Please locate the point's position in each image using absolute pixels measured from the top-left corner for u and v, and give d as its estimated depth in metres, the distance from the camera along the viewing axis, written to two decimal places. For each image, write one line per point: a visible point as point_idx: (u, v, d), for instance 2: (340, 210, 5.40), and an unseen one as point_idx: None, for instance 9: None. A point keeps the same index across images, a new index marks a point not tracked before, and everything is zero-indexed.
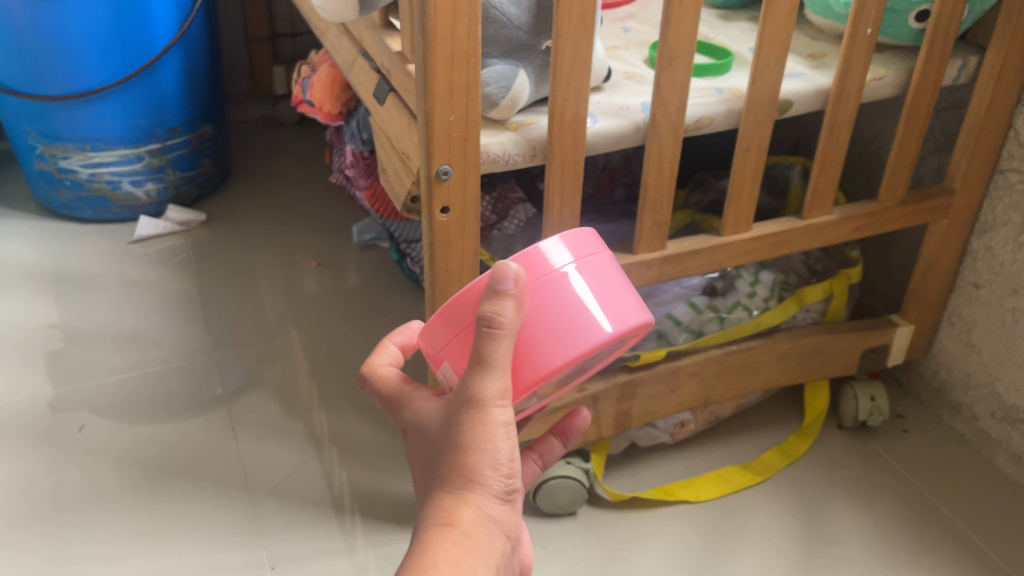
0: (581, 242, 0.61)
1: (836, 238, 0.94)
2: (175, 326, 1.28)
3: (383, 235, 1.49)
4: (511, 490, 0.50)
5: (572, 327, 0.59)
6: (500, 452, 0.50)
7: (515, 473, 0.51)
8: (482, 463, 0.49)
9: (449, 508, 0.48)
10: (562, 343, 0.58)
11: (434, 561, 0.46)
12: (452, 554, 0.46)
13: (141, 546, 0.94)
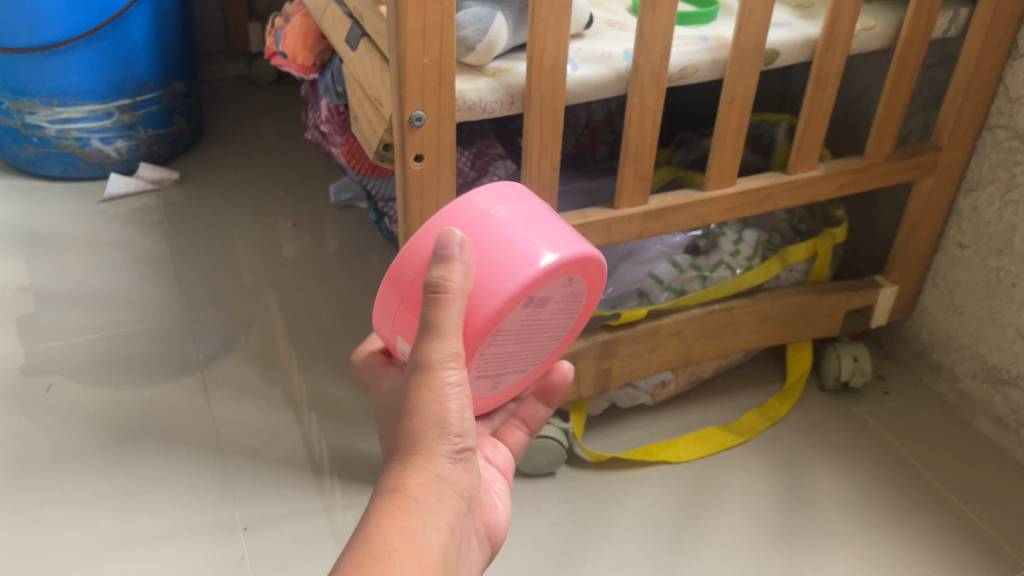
0: (499, 192, 0.59)
1: (821, 195, 0.92)
2: (146, 286, 1.25)
3: (360, 195, 1.46)
4: (465, 451, 0.49)
5: (508, 271, 0.55)
6: (453, 413, 0.49)
7: (466, 430, 0.49)
8: (430, 426, 0.48)
9: (399, 475, 0.48)
10: (493, 278, 0.55)
11: (379, 528, 0.45)
12: (400, 519, 0.46)
13: (109, 507, 0.91)
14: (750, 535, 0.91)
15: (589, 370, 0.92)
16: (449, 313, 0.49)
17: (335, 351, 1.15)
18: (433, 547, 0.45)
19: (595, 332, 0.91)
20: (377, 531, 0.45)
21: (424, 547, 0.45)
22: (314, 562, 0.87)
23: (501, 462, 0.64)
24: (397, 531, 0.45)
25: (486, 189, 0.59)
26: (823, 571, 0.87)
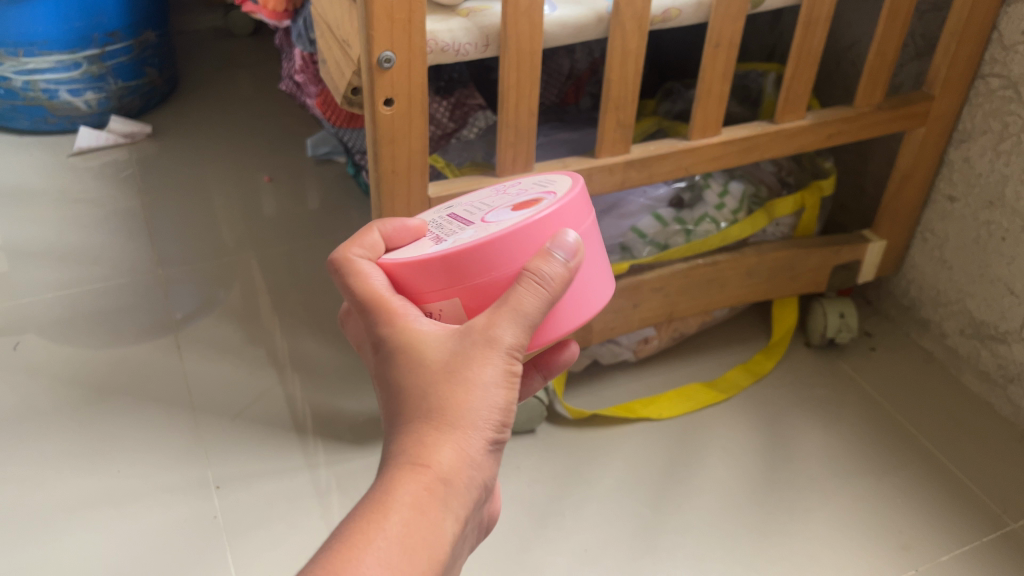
0: (573, 215, 0.54)
1: (809, 145, 0.89)
2: (117, 242, 1.22)
3: (338, 149, 1.43)
4: (500, 439, 0.47)
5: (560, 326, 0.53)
6: (497, 400, 0.46)
7: (507, 421, 0.47)
8: (474, 405, 0.46)
9: (428, 446, 0.45)
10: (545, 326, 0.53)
11: (396, 508, 0.43)
12: (419, 499, 0.43)
13: (78, 466, 0.89)
14: (733, 493, 0.89)
15: None
16: (523, 300, 0.47)
17: (312, 308, 1.13)
18: (447, 537, 0.44)
19: None
20: (393, 514, 0.42)
21: (440, 538, 0.43)
22: (288, 521, 0.85)
23: None
24: (415, 514, 0.43)
25: (565, 209, 0.53)
26: (806, 528, 0.86)
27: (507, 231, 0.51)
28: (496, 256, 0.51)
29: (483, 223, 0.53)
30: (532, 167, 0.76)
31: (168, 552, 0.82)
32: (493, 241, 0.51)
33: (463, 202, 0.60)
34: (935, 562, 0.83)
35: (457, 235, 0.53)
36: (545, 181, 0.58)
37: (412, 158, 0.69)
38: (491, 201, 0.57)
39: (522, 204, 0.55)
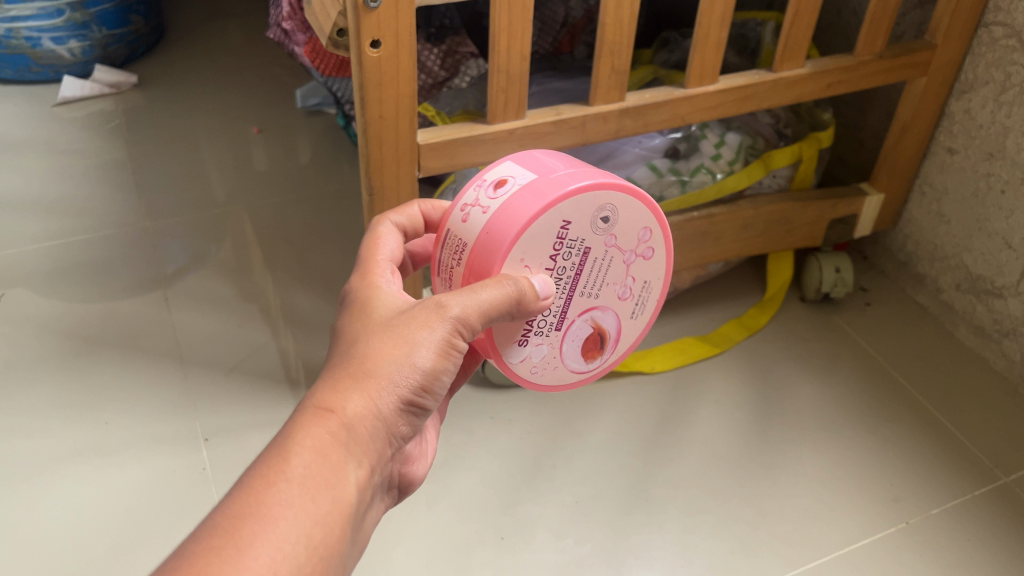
0: None
1: (808, 94, 0.87)
2: (103, 193, 1.20)
3: (328, 100, 1.41)
4: (423, 399, 0.47)
5: None
6: (427, 362, 0.45)
7: (433, 385, 0.46)
8: (399, 360, 0.45)
9: (342, 395, 0.44)
10: None
11: (297, 443, 0.42)
12: (321, 440, 0.42)
13: (66, 416, 0.89)
14: (725, 446, 0.89)
15: None
16: (493, 295, 0.48)
17: (303, 261, 1.11)
18: (354, 484, 0.43)
19: None
20: (296, 449, 0.41)
21: (346, 483, 0.42)
22: None
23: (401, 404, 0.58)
24: (317, 454, 0.42)
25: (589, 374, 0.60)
26: (797, 481, 0.86)
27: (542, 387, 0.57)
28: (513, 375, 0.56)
29: (558, 334, 0.55)
30: (524, 114, 0.74)
31: (157, 502, 0.82)
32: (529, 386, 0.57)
33: (604, 252, 0.54)
34: (925, 515, 0.83)
35: (535, 343, 0.54)
36: (640, 311, 0.58)
37: (401, 103, 0.67)
38: (606, 288, 0.55)
39: (591, 338, 0.57)
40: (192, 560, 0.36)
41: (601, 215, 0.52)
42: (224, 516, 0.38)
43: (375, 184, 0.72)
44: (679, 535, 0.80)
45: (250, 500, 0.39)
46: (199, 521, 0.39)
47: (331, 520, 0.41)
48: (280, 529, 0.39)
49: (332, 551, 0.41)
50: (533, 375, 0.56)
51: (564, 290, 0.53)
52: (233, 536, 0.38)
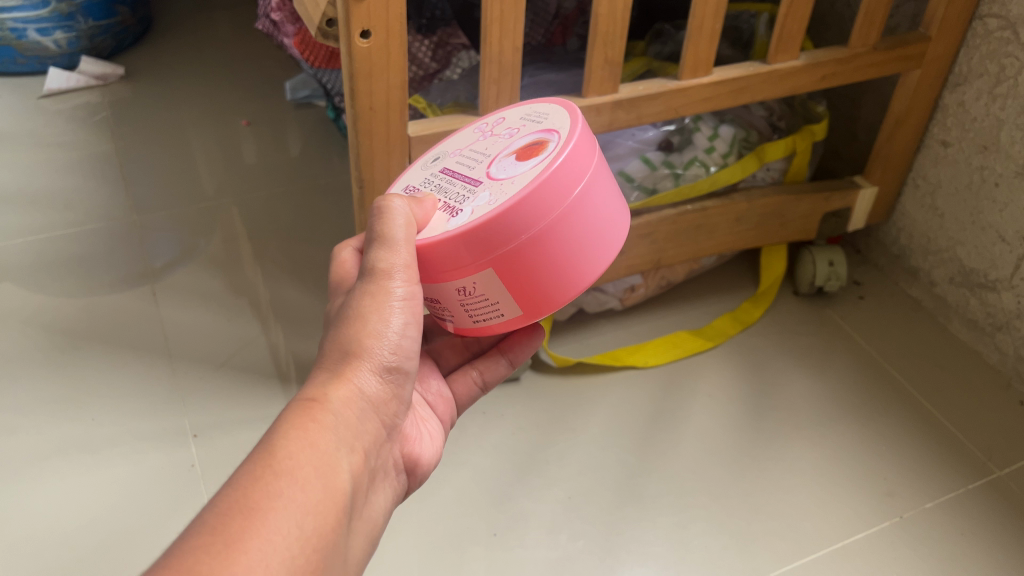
0: (584, 155, 0.53)
1: (802, 86, 0.86)
2: (89, 186, 1.19)
3: (318, 93, 1.39)
4: (396, 370, 0.49)
5: (591, 263, 0.54)
6: (391, 327, 0.49)
7: (402, 351, 0.49)
8: (365, 335, 0.48)
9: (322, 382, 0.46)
10: (583, 265, 0.54)
11: (285, 438, 0.42)
12: (309, 426, 0.43)
13: (52, 412, 0.88)
14: (718, 441, 0.89)
15: None
16: (398, 227, 0.50)
17: (293, 255, 1.10)
18: (344, 463, 0.44)
19: None
20: (284, 442, 0.42)
21: (337, 464, 0.43)
22: None
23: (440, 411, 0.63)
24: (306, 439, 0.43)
25: (575, 152, 0.52)
26: (791, 476, 0.85)
27: (524, 195, 0.50)
28: (508, 232, 0.50)
29: (490, 186, 0.53)
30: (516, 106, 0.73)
31: (145, 500, 0.81)
32: (511, 205, 0.50)
33: (457, 155, 0.58)
34: (919, 509, 0.82)
35: (473, 201, 0.52)
36: (539, 115, 0.57)
37: (392, 94, 0.66)
38: (489, 149, 0.57)
39: (526, 151, 0.54)
40: (186, 558, 0.35)
41: (435, 157, 0.60)
42: (214, 514, 0.38)
43: (366, 176, 0.71)
44: (672, 530, 0.80)
45: (245, 494, 0.38)
46: (186, 528, 0.37)
47: (325, 505, 0.41)
48: (276, 521, 0.38)
49: (333, 535, 0.41)
50: (495, 202, 0.51)
51: (456, 181, 0.55)
52: (226, 531, 0.36)
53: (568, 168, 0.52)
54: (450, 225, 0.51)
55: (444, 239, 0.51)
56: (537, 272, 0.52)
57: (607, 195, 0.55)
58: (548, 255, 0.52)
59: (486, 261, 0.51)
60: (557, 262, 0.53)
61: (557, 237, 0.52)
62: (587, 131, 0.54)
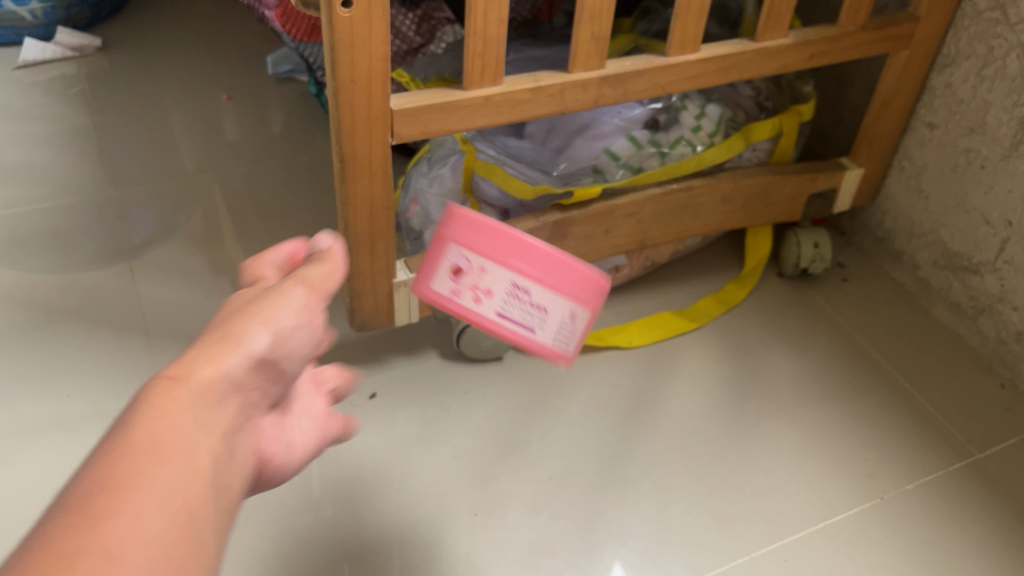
0: (557, 254, 0.62)
1: (790, 65, 0.85)
2: (65, 159, 1.17)
3: (300, 67, 1.37)
4: (275, 362, 0.45)
5: (573, 291, 0.64)
6: (276, 321, 0.45)
7: (285, 340, 0.45)
8: (249, 325, 0.44)
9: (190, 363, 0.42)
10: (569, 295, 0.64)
11: (143, 425, 0.38)
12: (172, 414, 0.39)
13: (26, 389, 0.86)
14: (701, 421, 0.88)
15: None
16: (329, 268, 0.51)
17: (274, 232, 1.09)
18: (204, 457, 0.39)
19: (546, 212, 0.86)
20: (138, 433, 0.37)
21: (198, 454, 0.38)
22: None
23: (326, 422, 0.54)
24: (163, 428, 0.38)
25: (551, 269, 0.63)
26: (773, 457, 0.85)
27: (518, 261, 0.62)
28: (508, 275, 0.63)
29: (487, 267, 0.64)
30: (501, 81, 0.72)
31: None
32: (508, 269, 0.63)
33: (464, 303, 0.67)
34: (899, 491, 0.83)
35: (490, 286, 0.64)
36: (516, 283, 0.63)
37: (374, 65, 0.65)
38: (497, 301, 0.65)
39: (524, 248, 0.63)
40: None
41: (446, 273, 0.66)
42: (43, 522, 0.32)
43: (347, 151, 0.69)
44: (654, 510, 0.80)
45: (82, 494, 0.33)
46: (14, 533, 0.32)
47: (192, 487, 0.37)
48: (140, 498, 0.34)
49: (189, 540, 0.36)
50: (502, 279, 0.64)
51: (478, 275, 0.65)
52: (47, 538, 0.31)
53: (548, 260, 0.62)
54: (456, 271, 0.65)
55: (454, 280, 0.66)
56: (527, 330, 0.66)
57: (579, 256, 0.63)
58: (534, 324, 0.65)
59: (490, 310, 0.66)
60: (540, 329, 0.66)
61: (536, 322, 0.65)
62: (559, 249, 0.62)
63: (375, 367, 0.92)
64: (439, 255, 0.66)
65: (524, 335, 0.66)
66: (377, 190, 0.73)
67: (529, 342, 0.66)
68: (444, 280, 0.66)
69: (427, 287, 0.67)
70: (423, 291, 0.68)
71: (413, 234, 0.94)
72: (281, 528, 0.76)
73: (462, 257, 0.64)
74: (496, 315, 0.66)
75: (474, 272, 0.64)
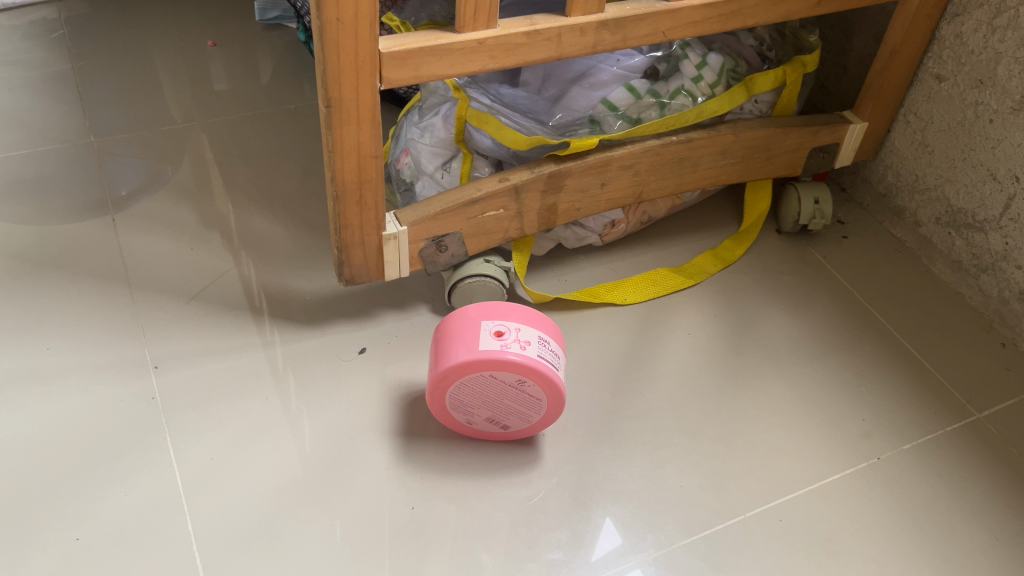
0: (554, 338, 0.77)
1: (796, 11, 0.82)
2: (44, 106, 1.13)
3: (289, 14, 1.33)
4: None
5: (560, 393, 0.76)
6: None
7: None
8: None
9: None
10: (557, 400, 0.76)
11: None
12: None
13: (4, 341, 0.84)
14: (697, 379, 0.87)
15: (534, 204, 0.85)
16: None
17: (262, 184, 1.06)
18: None
19: (541, 163, 0.83)
20: None
21: None
22: (234, 402, 0.81)
23: None
24: None
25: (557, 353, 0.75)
26: (770, 416, 0.84)
27: (538, 370, 0.72)
28: (540, 387, 0.73)
29: (530, 341, 0.74)
30: (495, 24, 0.69)
31: (104, 433, 0.78)
32: (531, 375, 0.72)
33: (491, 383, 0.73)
34: (896, 451, 0.82)
35: (521, 351, 0.73)
36: (544, 338, 0.75)
37: (361, 4, 0.61)
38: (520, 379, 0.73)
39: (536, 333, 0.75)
40: None
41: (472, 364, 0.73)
42: None
43: (333, 95, 0.66)
44: (648, 469, 0.78)
45: None
46: None
47: None
48: None
49: None
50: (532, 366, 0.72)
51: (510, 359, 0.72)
52: None
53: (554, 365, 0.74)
54: (501, 374, 0.73)
55: (506, 362, 0.71)
56: (515, 432, 0.78)
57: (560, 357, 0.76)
58: (519, 431, 0.78)
59: (502, 402, 0.75)
60: (515, 432, 0.78)
61: (522, 432, 0.78)
62: (556, 327, 0.78)
63: (365, 322, 0.90)
64: (468, 323, 0.75)
65: (497, 432, 0.78)
66: (365, 137, 0.70)
67: (497, 437, 0.79)
68: (500, 354, 0.72)
69: (481, 356, 0.71)
70: (470, 355, 0.72)
71: (404, 185, 0.93)
72: (268, 485, 0.75)
73: (517, 355, 0.72)
74: (500, 407, 0.75)
75: (513, 379, 0.73)
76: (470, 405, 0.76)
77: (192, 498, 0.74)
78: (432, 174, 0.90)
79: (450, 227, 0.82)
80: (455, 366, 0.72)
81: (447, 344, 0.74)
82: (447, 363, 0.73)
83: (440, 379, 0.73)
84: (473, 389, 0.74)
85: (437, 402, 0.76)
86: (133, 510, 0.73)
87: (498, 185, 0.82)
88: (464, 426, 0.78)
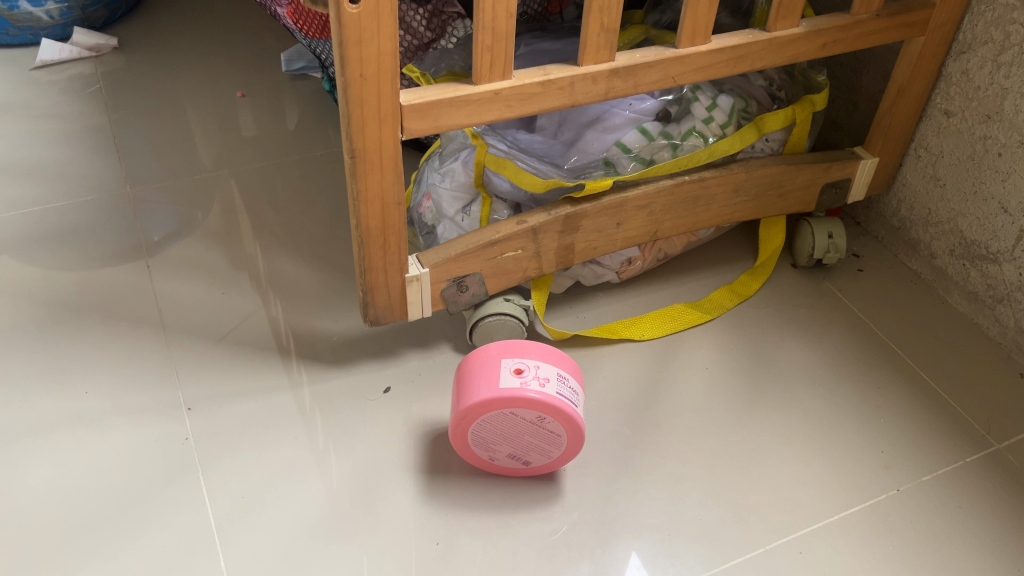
0: (571, 373, 0.79)
1: (802, 54, 0.85)
2: (82, 158, 1.18)
3: (313, 64, 1.38)
4: None
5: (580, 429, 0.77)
6: None
7: None
8: None
9: None
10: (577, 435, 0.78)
11: None
12: None
13: (44, 384, 0.88)
14: (716, 414, 0.88)
15: (551, 244, 0.87)
16: None
17: (290, 228, 1.10)
18: None
19: (557, 205, 0.86)
20: None
21: None
22: (265, 440, 0.84)
23: None
24: None
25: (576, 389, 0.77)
26: (788, 449, 0.85)
27: (557, 407, 0.74)
28: (560, 424, 0.75)
29: (549, 377, 0.76)
30: (510, 75, 0.72)
31: (141, 471, 0.80)
32: (550, 412, 0.74)
33: (512, 421, 0.75)
34: (916, 482, 0.82)
35: (540, 387, 0.74)
36: (563, 375, 0.77)
37: (383, 60, 0.65)
38: (541, 416, 0.75)
39: (552, 367, 0.77)
40: None
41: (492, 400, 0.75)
42: None
43: (357, 146, 0.69)
44: (669, 503, 0.80)
45: None
46: None
47: None
48: None
49: None
50: (551, 403, 0.74)
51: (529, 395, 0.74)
52: None
53: (574, 402, 0.76)
54: (521, 412, 0.75)
55: (526, 399, 0.73)
56: (538, 468, 0.80)
57: (580, 394, 0.78)
58: (540, 466, 0.80)
59: (523, 438, 0.77)
60: (537, 467, 0.80)
61: (544, 467, 0.80)
62: (573, 363, 0.80)
63: (391, 361, 0.92)
64: (490, 360, 0.77)
65: (518, 467, 0.80)
66: (388, 184, 0.73)
67: (520, 472, 0.81)
68: (520, 391, 0.74)
69: (502, 394, 0.74)
70: (492, 393, 0.74)
71: (426, 228, 0.96)
72: (298, 522, 0.77)
73: (537, 392, 0.74)
74: (521, 443, 0.77)
75: (533, 415, 0.75)
76: (492, 442, 0.78)
77: (225, 535, 0.76)
78: (453, 217, 0.93)
79: (470, 268, 0.85)
80: (475, 405, 0.74)
81: (469, 382, 0.76)
82: (467, 401, 0.75)
83: (461, 417, 0.75)
84: (495, 426, 0.76)
85: (460, 439, 0.78)
86: (167, 547, 0.75)
87: (516, 227, 0.84)
88: (488, 463, 0.80)
